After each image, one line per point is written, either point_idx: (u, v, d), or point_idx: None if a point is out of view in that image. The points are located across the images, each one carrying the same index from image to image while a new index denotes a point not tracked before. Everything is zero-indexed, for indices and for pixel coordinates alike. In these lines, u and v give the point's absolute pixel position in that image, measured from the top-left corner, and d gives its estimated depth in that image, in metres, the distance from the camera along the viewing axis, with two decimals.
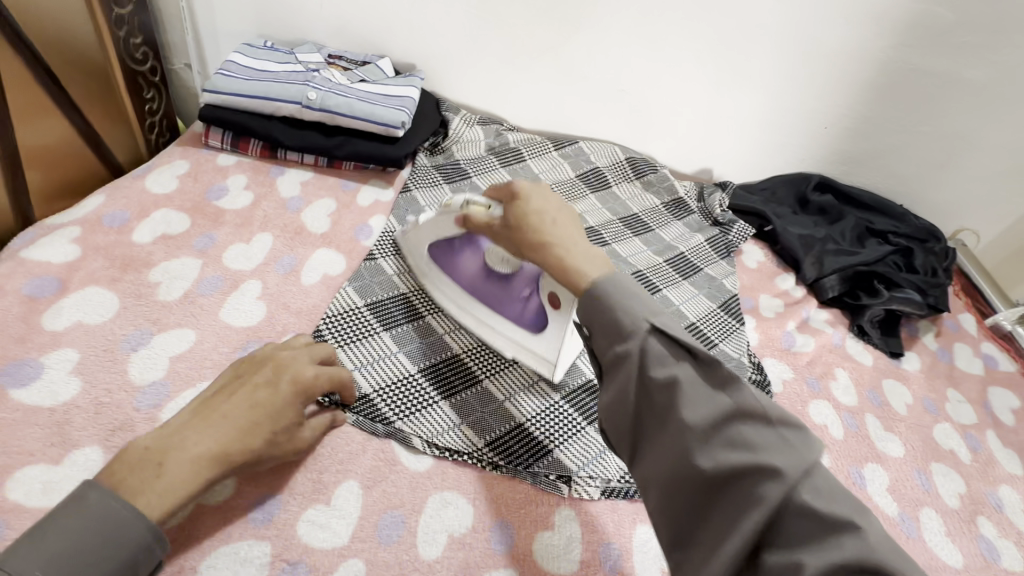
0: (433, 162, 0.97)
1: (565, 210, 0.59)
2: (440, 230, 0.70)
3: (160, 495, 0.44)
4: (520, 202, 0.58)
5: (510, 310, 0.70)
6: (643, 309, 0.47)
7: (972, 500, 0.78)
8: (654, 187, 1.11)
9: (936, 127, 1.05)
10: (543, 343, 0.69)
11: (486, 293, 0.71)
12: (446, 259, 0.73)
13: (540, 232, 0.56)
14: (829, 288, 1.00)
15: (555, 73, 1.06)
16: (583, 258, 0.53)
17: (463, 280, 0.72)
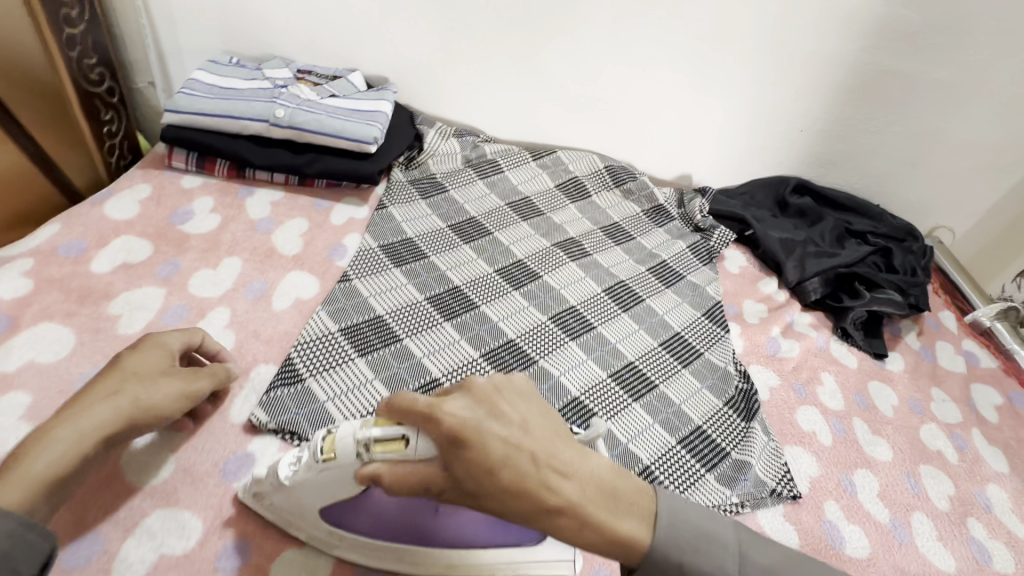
0: (409, 177, 0.95)
1: (537, 428, 0.48)
2: (338, 491, 0.51)
3: (23, 480, 0.44)
4: (470, 450, 0.44)
5: (478, 536, 0.54)
6: (732, 563, 0.49)
7: (962, 501, 0.78)
8: (634, 195, 1.10)
9: (908, 127, 1.06)
10: (547, 548, 0.55)
11: (436, 537, 0.54)
12: (359, 518, 0.53)
13: (543, 494, 0.45)
14: (812, 291, 1.00)
15: (530, 83, 1.04)
16: (610, 505, 0.48)
17: (395, 534, 0.54)
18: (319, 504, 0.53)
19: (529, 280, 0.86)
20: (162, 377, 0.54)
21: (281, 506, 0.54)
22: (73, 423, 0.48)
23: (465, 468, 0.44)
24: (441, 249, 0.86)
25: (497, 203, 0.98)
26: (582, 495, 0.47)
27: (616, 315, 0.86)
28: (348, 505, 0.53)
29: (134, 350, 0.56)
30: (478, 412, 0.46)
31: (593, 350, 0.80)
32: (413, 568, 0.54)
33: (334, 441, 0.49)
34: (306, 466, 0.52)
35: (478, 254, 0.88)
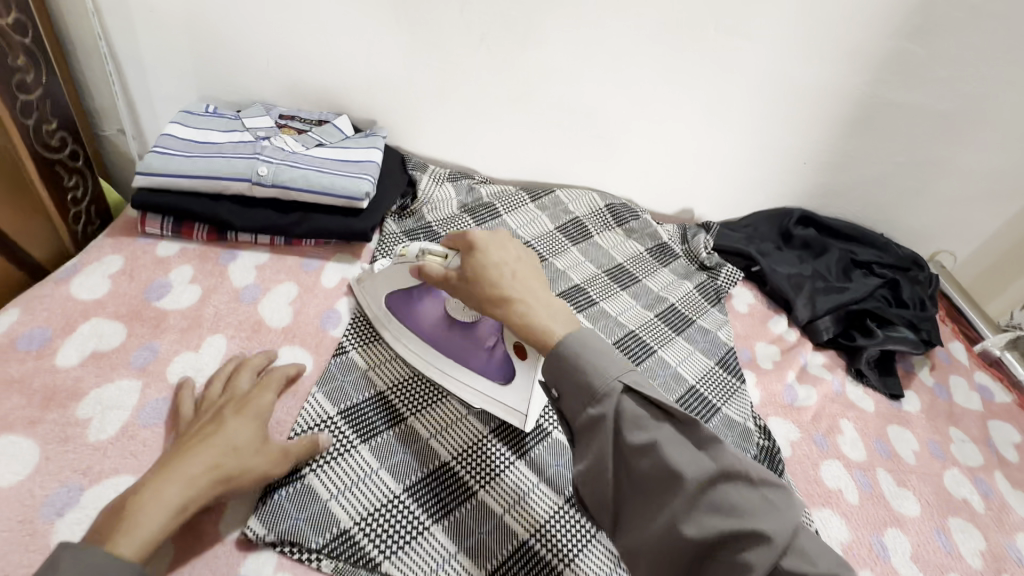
0: (403, 227, 0.90)
1: (523, 260, 0.61)
2: (399, 279, 0.69)
3: (134, 539, 0.45)
4: (480, 253, 0.59)
5: (474, 360, 0.68)
6: (615, 368, 0.50)
7: (993, 556, 0.75)
8: (637, 234, 1.06)
9: (911, 157, 1.04)
10: (512, 394, 0.67)
11: (450, 347, 0.69)
12: (407, 312, 0.71)
13: (499, 287, 0.57)
14: (824, 330, 0.97)
15: (526, 121, 1.00)
16: (550, 315, 0.56)
17: (423, 332, 0.70)
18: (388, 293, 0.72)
19: None
20: (257, 451, 0.55)
21: (369, 292, 0.73)
22: (183, 479, 0.50)
23: (472, 262, 0.59)
24: None
25: None
26: (537, 305, 0.57)
27: None
28: (403, 301, 0.71)
29: (237, 411, 0.57)
30: (496, 238, 0.62)
31: None
32: (423, 364, 0.70)
33: (408, 247, 0.65)
34: (392, 268, 0.68)
35: None
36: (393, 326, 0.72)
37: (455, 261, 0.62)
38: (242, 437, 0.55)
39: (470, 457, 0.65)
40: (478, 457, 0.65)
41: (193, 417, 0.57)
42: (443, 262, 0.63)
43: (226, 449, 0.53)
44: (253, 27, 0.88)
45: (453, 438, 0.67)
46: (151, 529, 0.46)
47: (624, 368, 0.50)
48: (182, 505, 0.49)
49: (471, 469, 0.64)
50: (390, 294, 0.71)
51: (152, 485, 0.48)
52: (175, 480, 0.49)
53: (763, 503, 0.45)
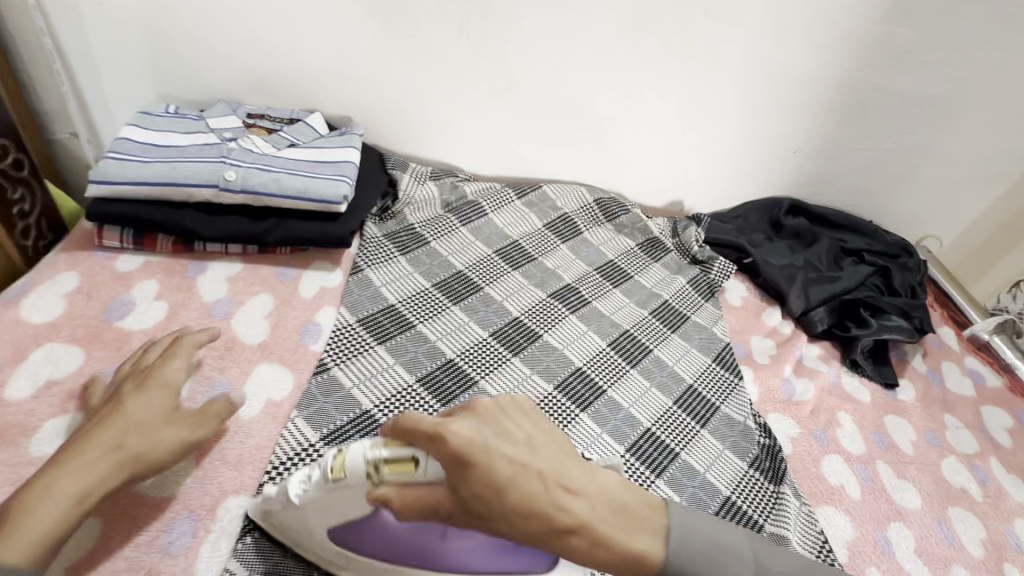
0: (385, 230, 0.86)
1: (530, 439, 0.47)
2: (348, 501, 0.48)
3: (28, 538, 0.43)
4: (473, 471, 0.43)
5: (473, 562, 0.53)
6: (749, 569, 0.49)
7: (994, 545, 0.75)
8: (627, 229, 1.03)
9: (899, 144, 1.03)
10: (555, 575, 0.55)
11: (438, 558, 0.52)
12: (362, 541, 0.52)
13: (535, 506, 0.44)
14: (818, 322, 0.96)
15: (509, 115, 0.96)
16: (620, 522, 0.47)
17: (396, 552, 0.52)
18: (326, 527, 0.51)
19: (528, 342, 0.79)
20: (167, 424, 0.53)
21: (283, 519, 0.52)
22: (76, 466, 0.48)
23: (472, 490, 0.43)
24: (429, 315, 0.78)
25: (484, 250, 0.90)
26: (593, 513, 0.46)
27: (625, 372, 0.80)
28: (353, 531, 0.52)
29: (140, 386, 0.55)
30: (485, 433, 0.45)
31: (607, 421, 0.73)
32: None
33: (344, 459, 0.46)
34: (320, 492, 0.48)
35: (470, 316, 0.80)
36: (350, 559, 0.53)
37: (434, 471, 0.44)
38: (143, 413, 0.53)
39: None
40: None
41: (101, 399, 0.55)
42: (417, 475, 0.45)
43: (125, 430, 0.51)
44: (213, 19, 0.82)
45: None
46: (42, 526, 0.44)
47: (759, 567, 0.49)
48: (79, 496, 0.47)
49: None
50: (330, 530, 0.51)
51: (48, 480, 0.46)
52: (68, 473, 0.47)
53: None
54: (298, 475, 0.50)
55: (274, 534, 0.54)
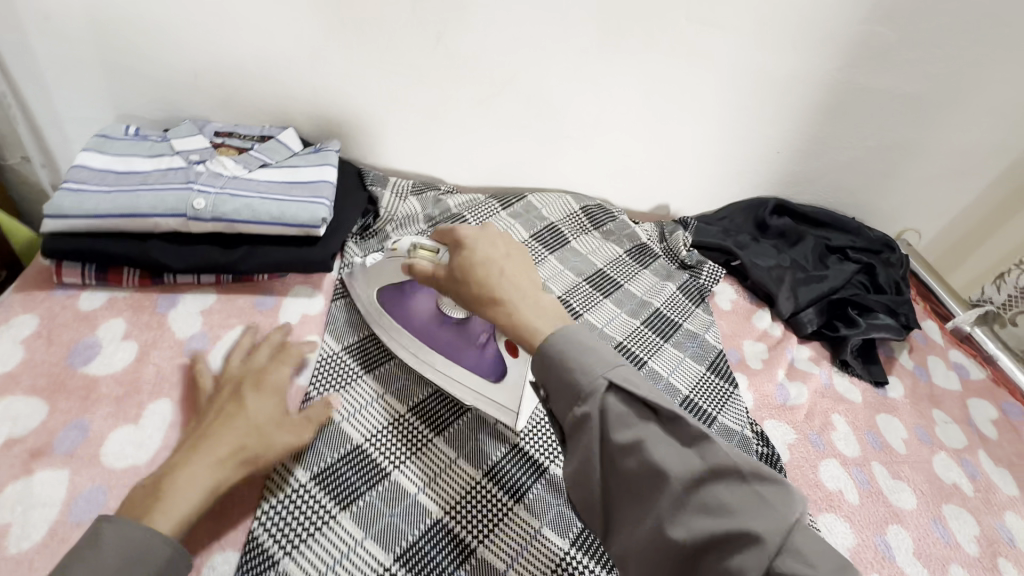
0: (366, 250, 0.83)
1: (515, 260, 0.57)
2: (391, 276, 0.68)
3: (173, 514, 0.46)
4: (466, 252, 0.57)
5: (467, 358, 0.68)
6: (601, 365, 0.46)
7: (987, 540, 0.76)
8: (615, 235, 1.01)
9: (882, 141, 1.03)
10: (504, 393, 0.67)
11: (443, 342, 0.69)
12: (397, 308, 0.70)
13: (486, 287, 0.54)
14: (807, 323, 0.96)
15: (491, 125, 0.93)
16: (535, 312, 0.52)
17: (415, 327, 0.70)
18: (381, 287, 0.71)
19: None
20: (279, 428, 0.56)
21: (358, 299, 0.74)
22: (208, 449, 0.51)
23: (457, 261, 0.57)
24: None
25: None
26: (521, 306, 0.52)
27: None
28: (398, 302, 0.70)
29: (255, 387, 0.58)
30: (484, 234, 0.58)
31: None
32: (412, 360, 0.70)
33: (399, 242, 0.64)
34: (383, 262, 0.68)
35: None
36: (383, 318, 0.71)
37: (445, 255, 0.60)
38: (262, 415, 0.56)
39: (464, 508, 0.61)
40: (477, 511, 0.61)
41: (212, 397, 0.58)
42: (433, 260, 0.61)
43: (247, 429, 0.54)
44: (174, 34, 0.77)
45: (444, 490, 0.62)
46: (186, 505, 0.47)
47: (611, 367, 0.47)
48: (214, 486, 0.49)
49: (467, 523, 0.60)
50: (383, 288, 0.70)
51: (185, 465, 0.49)
52: (200, 461, 0.50)
53: (753, 499, 0.40)
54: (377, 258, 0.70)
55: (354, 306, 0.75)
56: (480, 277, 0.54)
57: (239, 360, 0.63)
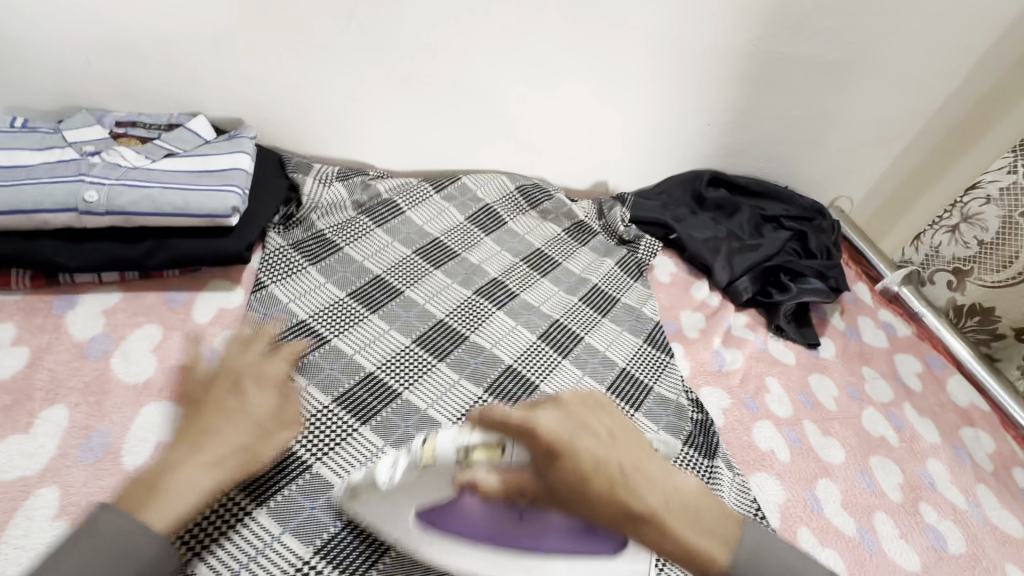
0: (290, 239, 0.79)
1: (618, 432, 0.51)
2: (440, 488, 0.55)
3: (174, 509, 0.46)
4: (562, 451, 0.48)
5: (561, 543, 0.54)
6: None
7: (910, 487, 0.80)
8: (552, 215, 1.01)
9: (808, 110, 1.06)
10: (619, 563, 0.55)
11: (522, 536, 0.55)
12: (448, 522, 0.55)
13: (637, 505, 0.47)
14: (743, 290, 0.98)
15: (418, 106, 0.90)
16: (694, 524, 0.48)
17: (485, 534, 0.55)
18: (419, 510, 0.56)
19: (455, 345, 0.76)
20: (276, 428, 0.57)
21: (376, 510, 0.56)
22: (208, 446, 0.51)
23: (562, 477, 0.48)
24: (345, 327, 0.73)
25: (403, 251, 0.85)
26: (664, 504, 0.48)
27: (557, 364, 0.79)
28: (441, 511, 0.55)
29: (256, 384, 0.58)
30: (569, 422, 0.49)
31: None
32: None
33: (434, 450, 0.54)
34: (422, 477, 0.55)
35: (390, 323, 0.76)
36: (433, 543, 0.55)
37: (518, 454, 0.51)
38: (262, 414, 0.56)
39: None
40: None
41: (211, 382, 0.58)
42: (501, 458, 0.52)
43: (245, 425, 0.54)
44: (59, 17, 0.72)
45: None
46: (184, 502, 0.47)
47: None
48: (211, 486, 0.49)
49: None
50: (421, 511, 0.56)
51: (182, 463, 0.49)
52: (199, 459, 0.49)
53: None
54: (401, 463, 0.55)
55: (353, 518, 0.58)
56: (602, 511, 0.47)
57: (239, 353, 0.62)
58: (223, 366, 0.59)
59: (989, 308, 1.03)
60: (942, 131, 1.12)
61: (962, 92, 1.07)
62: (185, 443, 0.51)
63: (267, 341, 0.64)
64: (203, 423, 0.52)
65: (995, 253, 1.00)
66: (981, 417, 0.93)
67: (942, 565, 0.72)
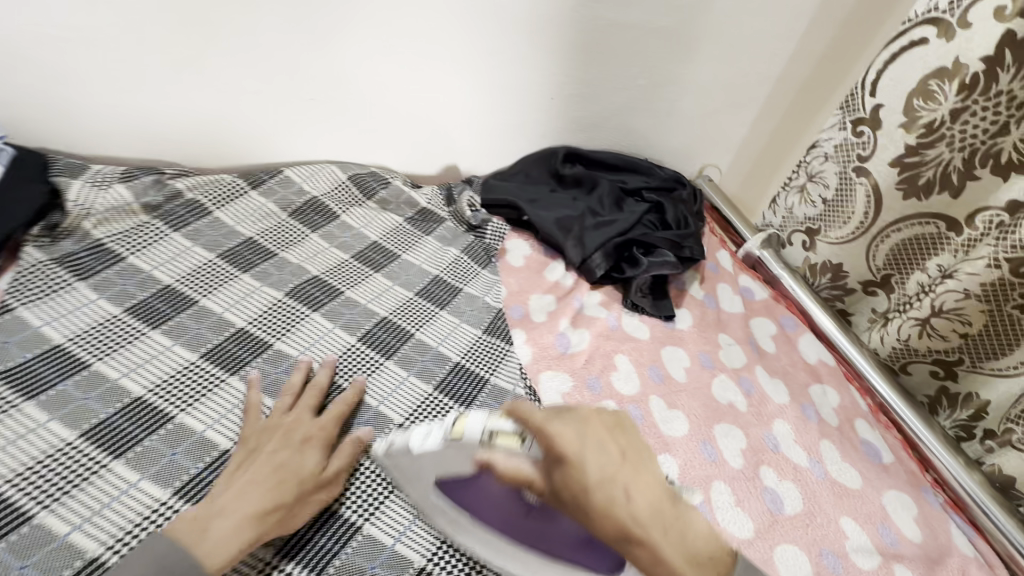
0: (52, 253, 0.69)
1: (641, 463, 0.45)
2: (447, 466, 0.52)
3: (219, 548, 0.49)
4: (570, 463, 0.44)
5: (567, 548, 0.54)
6: None
7: (753, 451, 0.80)
8: (392, 204, 0.95)
9: (650, 79, 1.04)
10: None
11: (530, 529, 0.55)
12: (465, 494, 0.55)
13: (611, 513, 0.42)
14: (597, 267, 0.95)
15: (215, 91, 0.82)
16: (686, 554, 0.42)
17: (493, 517, 0.55)
18: (435, 479, 0.55)
19: (253, 355, 0.68)
20: (316, 489, 0.57)
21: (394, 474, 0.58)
22: (244, 498, 0.53)
23: (564, 480, 0.44)
24: (111, 350, 0.63)
25: (204, 256, 0.76)
26: (649, 515, 0.43)
27: (378, 366, 0.73)
28: (459, 484, 0.54)
29: (304, 442, 0.59)
30: (586, 435, 0.45)
31: (347, 427, 0.66)
32: (468, 544, 0.59)
33: (464, 425, 0.48)
34: (442, 452, 0.50)
35: (176, 338, 0.67)
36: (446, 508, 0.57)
37: (535, 449, 0.46)
38: (303, 474, 0.56)
39: (134, 540, 0.51)
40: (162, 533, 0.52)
41: (263, 430, 0.60)
42: (517, 449, 0.47)
43: (282, 481, 0.55)
44: None
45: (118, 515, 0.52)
46: (228, 547, 0.50)
47: None
48: (248, 540, 0.51)
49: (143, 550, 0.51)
50: (437, 481, 0.55)
51: (230, 506, 0.52)
52: (232, 514, 0.52)
53: None
54: (422, 433, 0.51)
55: (388, 482, 0.63)
56: (593, 517, 0.43)
57: (289, 405, 0.63)
58: (272, 422, 0.61)
59: (837, 266, 1.02)
60: (791, 95, 1.09)
61: (801, 54, 1.04)
62: (237, 484, 0.54)
63: (322, 390, 0.66)
64: (255, 473, 0.55)
65: (836, 212, 0.98)
66: (829, 372, 0.94)
67: (775, 529, 0.72)
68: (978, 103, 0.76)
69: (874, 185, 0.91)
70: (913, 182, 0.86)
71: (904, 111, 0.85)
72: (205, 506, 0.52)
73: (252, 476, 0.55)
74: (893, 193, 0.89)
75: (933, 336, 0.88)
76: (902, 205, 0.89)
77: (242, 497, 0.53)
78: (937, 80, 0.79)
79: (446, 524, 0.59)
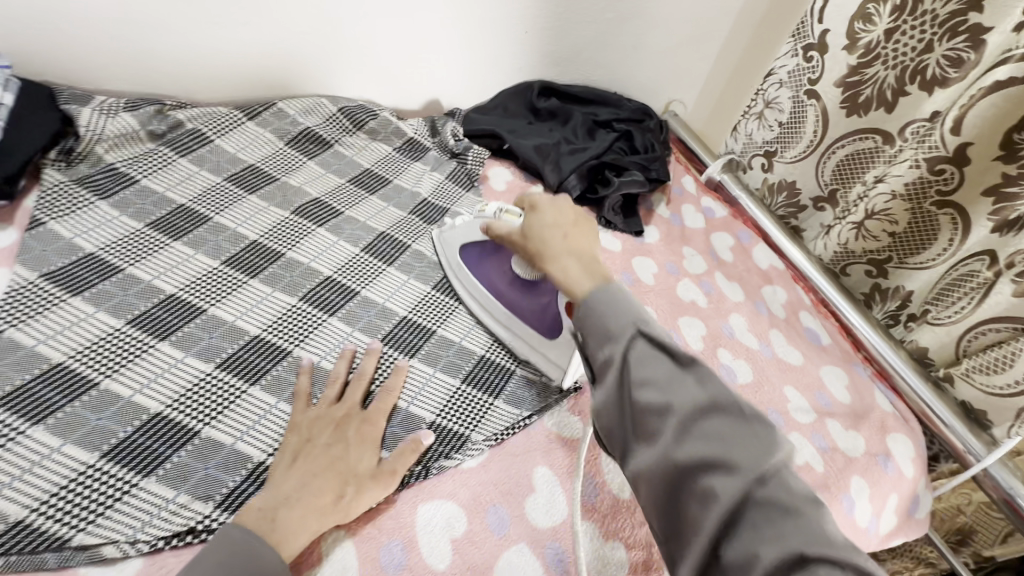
0: (73, 175, 0.75)
1: (574, 223, 0.65)
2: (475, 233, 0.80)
3: (298, 535, 0.51)
4: (536, 215, 0.68)
5: (528, 316, 0.77)
6: (632, 313, 0.47)
7: (711, 337, 0.92)
8: (381, 134, 1.01)
9: (618, 13, 1.12)
10: (557, 351, 0.75)
11: (513, 296, 0.78)
12: (477, 260, 0.81)
13: (540, 239, 0.63)
14: (572, 189, 1.04)
15: (209, 22, 0.86)
16: (585, 268, 0.56)
17: (489, 280, 0.79)
18: (461, 244, 0.82)
19: (268, 263, 0.76)
20: (373, 480, 0.57)
21: (450, 241, 0.83)
22: (302, 486, 0.54)
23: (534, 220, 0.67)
24: (142, 256, 0.71)
25: (213, 179, 0.83)
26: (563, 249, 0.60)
27: (381, 272, 0.81)
28: (473, 255, 0.81)
29: (358, 433, 0.61)
30: (559, 205, 0.68)
31: (358, 319, 0.74)
32: (471, 310, 0.80)
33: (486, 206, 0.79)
34: (472, 221, 0.81)
35: (197, 248, 0.74)
36: (462, 267, 0.81)
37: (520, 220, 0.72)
38: (361, 468, 0.57)
39: (186, 403, 0.60)
40: (204, 400, 0.61)
41: (317, 417, 0.61)
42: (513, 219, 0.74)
43: (342, 469, 0.57)
44: None
45: (166, 387, 0.60)
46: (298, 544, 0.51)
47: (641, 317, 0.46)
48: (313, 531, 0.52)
49: (193, 410, 0.59)
50: (462, 246, 0.82)
51: (292, 493, 0.54)
52: (295, 508, 0.53)
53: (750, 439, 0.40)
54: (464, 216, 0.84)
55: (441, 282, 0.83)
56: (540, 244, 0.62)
57: (338, 393, 0.64)
58: (325, 414, 0.61)
59: (790, 184, 1.12)
60: (751, 28, 1.18)
61: None
62: (296, 476, 0.55)
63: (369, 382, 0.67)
64: (319, 449, 0.58)
65: (793, 133, 1.07)
66: (778, 276, 1.08)
67: None
68: (906, 23, 0.86)
69: (823, 108, 1.01)
70: (854, 101, 0.97)
71: (846, 35, 0.94)
72: (273, 494, 0.54)
73: (308, 465, 0.56)
74: (837, 113, 0.99)
75: (867, 237, 0.99)
76: (845, 122, 0.99)
77: (303, 483, 0.54)
78: (873, 4, 0.89)
79: (462, 293, 0.81)
